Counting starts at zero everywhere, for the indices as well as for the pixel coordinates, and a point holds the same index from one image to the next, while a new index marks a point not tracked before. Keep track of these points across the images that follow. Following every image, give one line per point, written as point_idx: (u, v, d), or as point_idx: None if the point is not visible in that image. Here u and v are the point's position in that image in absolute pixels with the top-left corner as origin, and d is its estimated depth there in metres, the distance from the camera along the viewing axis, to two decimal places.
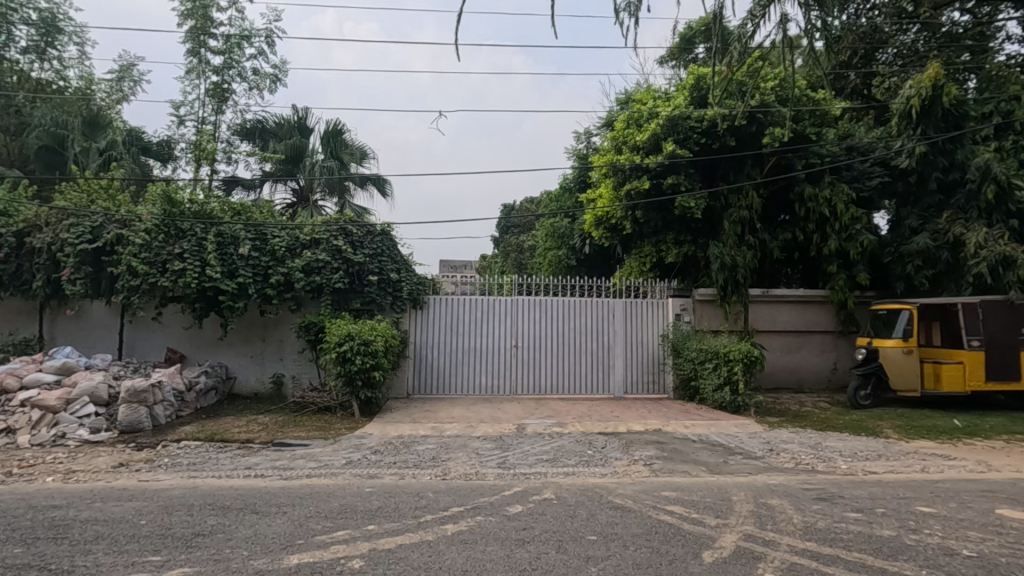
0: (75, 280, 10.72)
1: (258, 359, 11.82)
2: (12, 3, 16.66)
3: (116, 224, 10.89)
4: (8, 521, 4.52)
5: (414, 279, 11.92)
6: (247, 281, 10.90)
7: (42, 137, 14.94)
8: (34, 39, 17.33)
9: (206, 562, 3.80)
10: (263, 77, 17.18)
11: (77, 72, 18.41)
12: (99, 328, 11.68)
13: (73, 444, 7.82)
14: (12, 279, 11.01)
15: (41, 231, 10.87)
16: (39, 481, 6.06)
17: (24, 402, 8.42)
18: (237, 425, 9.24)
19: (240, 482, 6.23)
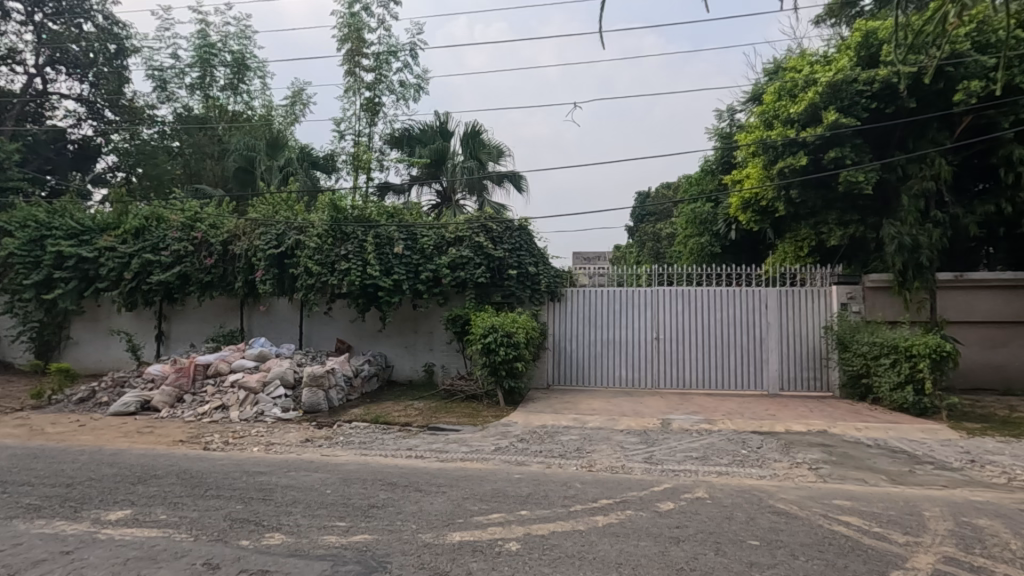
0: (266, 280, 12.51)
1: (412, 349, 12.84)
2: (213, 50, 20.05)
3: (295, 231, 12.50)
4: (230, 482, 5.44)
5: (552, 272, 12.10)
6: (401, 278, 11.84)
7: (238, 160, 17.58)
8: (229, 77, 20.51)
9: (382, 532, 4.22)
10: (409, 87, 18.52)
11: (261, 101, 21.42)
12: (285, 321, 13.54)
13: (270, 420, 9.17)
14: (221, 280, 13.14)
15: (240, 239, 12.81)
16: (248, 450, 7.20)
17: (233, 383, 10.05)
18: (397, 409, 10.14)
19: (403, 462, 6.82)
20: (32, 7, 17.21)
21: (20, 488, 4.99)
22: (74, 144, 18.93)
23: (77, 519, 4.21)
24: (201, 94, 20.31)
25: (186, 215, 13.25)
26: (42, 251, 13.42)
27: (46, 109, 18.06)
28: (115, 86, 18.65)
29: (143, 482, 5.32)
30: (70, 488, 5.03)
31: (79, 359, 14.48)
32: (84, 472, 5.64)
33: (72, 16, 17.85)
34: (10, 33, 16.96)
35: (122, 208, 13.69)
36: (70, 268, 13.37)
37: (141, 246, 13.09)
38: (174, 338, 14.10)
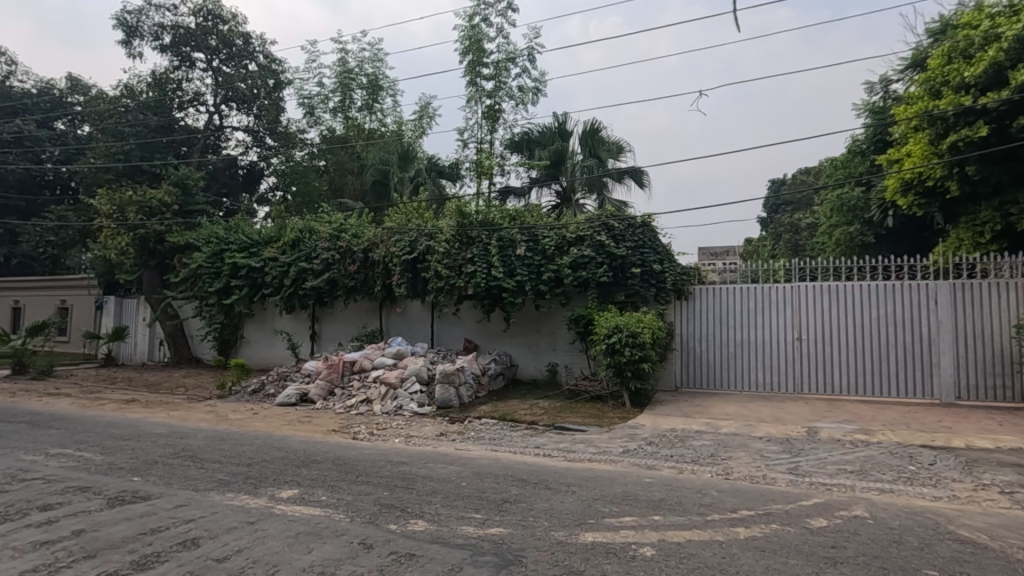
0: (401, 284, 13.46)
1: (535, 349, 13.04)
2: (351, 75, 22.08)
3: (426, 237, 13.29)
4: (377, 470, 5.93)
5: (678, 269, 11.61)
6: (524, 279, 12.09)
7: (374, 174, 19.08)
8: (365, 98, 22.41)
9: (516, 526, 4.34)
10: (527, 91, 18.87)
11: (392, 118, 23.12)
12: (418, 321, 14.47)
13: (408, 414, 9.84)
14: (362, 285, 14.38)
15: (378, 247, 13.91)
16: (390, 441, 7.80)
17: (375, 379, 10.93)
18: (523, 407, 10.36)
19: (532, 459, 6.95)
20: (211, 55, 20.17)
21: (213, 465, 5.87)
22: (243, 169, 21.87)
23: (257, 494, 4.85)
24: (342, 117, 22.44)
25: (333, 226, 14.69)
26: (222, 263, 15.69)
27: (222, 141, 21.04)
28: (273, 116, 21.32)
29: (306, 466, 5.99)
30: (250, 467, 5.81)
31: (251, 355, 16.69)
32: (260, 454, 6.49)
33: (240, 59, 20.63)
34: (195, 79, 20.07)
35: (281, 223, 15.54)
36: (242, 277, 15.45)
37: (298, 256, 14.76)
38: (324, 337, 15.71)
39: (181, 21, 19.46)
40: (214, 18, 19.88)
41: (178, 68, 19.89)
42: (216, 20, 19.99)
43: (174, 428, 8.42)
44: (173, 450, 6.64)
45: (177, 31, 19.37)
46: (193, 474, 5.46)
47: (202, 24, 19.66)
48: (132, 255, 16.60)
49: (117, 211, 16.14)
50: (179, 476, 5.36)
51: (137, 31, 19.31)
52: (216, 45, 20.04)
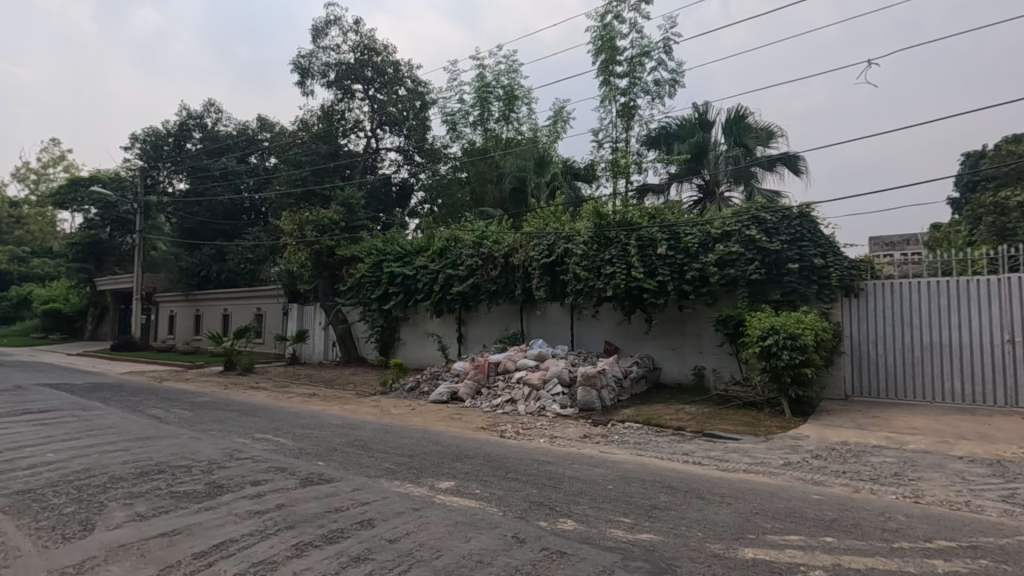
0: (540, 287, 13.75)
1: (680, 352, 12.49)
2: (489, 88, 23.13)
3: (563, 240, 13.43)
4: (525, 468, 6.13)
5: (845, 263, 10.36)
6: (665, 279, 11.66)
7: (512, 181, 19.73)
8: (502, 109, 23.34)
9: (668, 534, 4.20)
10: (664, 84, 18.23)
11: (528, 126, 23.75)
12: (558, 324, 14.67)
13: (551, 415, 10.01)
14: (503, 288, 14.94)
15: (517, 251, 14.35)
16: (535, 441, 8.01)
17: (519, 380, 11.29)
18: (668, 412, 9.98)
19: (680, 466, 6.68)
20: (367, 85, 22.46)
21: (380, 454, 6.52)
22: (396, 185, 24.04)
23: (420, 484, 5.28)
24: (481, 129, 23.61)
25: (476, 234, 15.48)
26: (381, 272, 17.35)
27: (378, 162, 23.29)
28: (421, 135, 23.22)
29: (459, 460, 6.39)
30: (412, 459, 6.35)
31: (407, 356, 18.22)
32: (419, 447, 7.07)
33: (391, 85, 22.70)
34: (356, 109, 22.48)
35: (430, 233, 16.76)
36: (398, 285, 16.92)
37: (445, 263, 15.80)
38: (470, 339, 16.61)
39: (343, 59, 21.95)
40: (369, 52, 22.11)
41: (341, 100, 22.42)
42: (371, 53, 22.21)
43: (347, 420, 9.49)
44: (348, 440, 7.50)
45: (340, 68, 21.83)
46: (366, 462, 6.11)
47: (360, 59, 21.97)
48: (310, 267, 19.05)
49: (297, 230, 18.61)
50: (355, 463, 6.04)
51: (309, 72, 22.15)
52: (371, 75, 22.27)
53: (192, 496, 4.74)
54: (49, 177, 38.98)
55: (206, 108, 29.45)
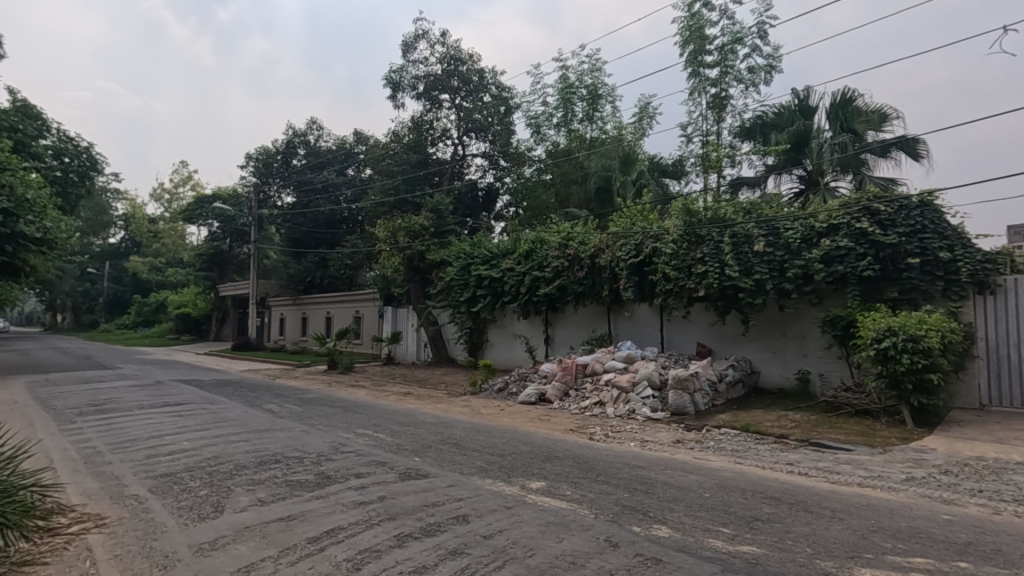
0: (628, 288, 13.48)
1: (781, 355, 11.73)
2: (572, 89, 23.06)
3: (652, 239, 13.07)
4: (616, 471, 6.04)
5: (977, 256, 9.25)
6: (764, 277, 11.00)
7: (597, 181, 19.53)
8: (586, 109, 23.21)
9: (772, 548, 3.97)
10: (758, 71, 17.25)
11: (612, 124, 23.43)
12: (647, 325, 14.30)
13: (641, 419, 9.76)
14: (590, 290, 14.82)
15: (604, 252, 14.15)
16: (626, 444, 7.87)
17: (607, 383, 11.14)
18: (769, 419, 9.40)
19: (784, 476, 6.28)
20: (454, 94, 23.19)
21: (472, 453, 6.71)
22: (483, 190, 24.62)
23: (512, 483, 5.37)
24: (565, 130, 23.60)
25: (561, 235, 15.46)
26: (469, 275, 17.81)
27: (465, 168, 23.97)
28: (505, 139, 23.64)
29: (549, 461, 6.43)
30: (503, 458, 6.48)
31: (494, 357, 18.56)
32: (509, 447, 7.19)
33: (476, 93, 23.30)
34: (443, 118, 23.27)
35: (516, 236, 16.98)
36: (486, 287, 17.28)
37: (531, 265, 15.93)
38: (557, 341, 16.62)
39: (431, 70, 22.83)
40: (455, 62, 22.83)
41: (429, 111, 23.31)
42: (457, 63, 22.93)
43: (440, 418, 9.85)
44: (442, 438, 7.78)
45: (428, 79, 22.73)
46: (459, 460, 6.31)
47: (447, 69, 22.75)
48: (403, 271, 19.97)
49: (391, 237, 19.56)
50: (449, 460, 6.26)
51: (400, 85, 23.24)
52: (457, 85, 22.97)
53: (304, 485, 5.14)
54: (179, 196, 43.83)
55: (309, 126, 31.80)
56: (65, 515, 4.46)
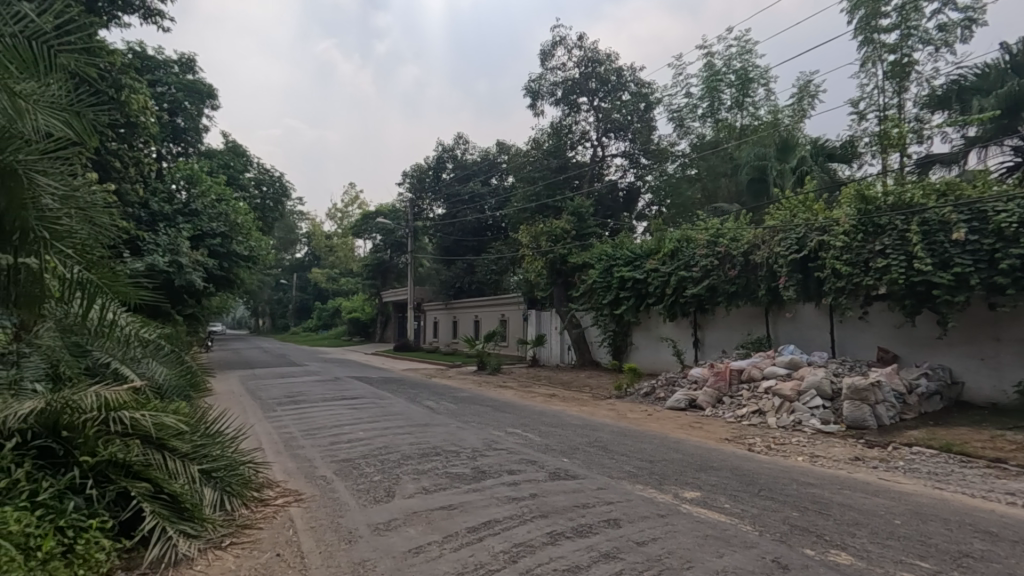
0: (790, 286, 12.28)
1: (993, 363, 9.79)
2: (719, 75, 21.70)
3: (817, 231, 11.77)
4: (782, 487, 5.53)
5: None
6: (966, 270, 9.31)
7: (750, 172, 18.16)
8: (735, 96, 21.74)
9: None
10: (952, 27, 14.70)
11: (767, 109, 21.64)
12: (814, 327, 12.89)
13: (810, 431, 8.81)
14: (745, 289, 13.78)
15: (760, 248, 13.05)
16: (792, 458, 7.15)
17: (768, 390, 10.24)
18: (979, 439, 7.90)
19: (1003, 508, 5.22)
20: (592, 96, 23.12)
21: (621, 457, 6.60)
22: (623, 190, 24.20)
23: (664, 491, 5.19)
24: (712, 121, 22.32)
25: (710, 232, 14.56)
26: (611, 277, 17.54)
27: (604, 169, 23.78)
28: (646, 136, 23.02)
29: (704, 471, 6.09)
30: (653, 464, 6.28)
31: (640, 360, 18.09)
32: (659, 453, 6.95)
33: (615, 92, 23.02)
34: (582, 121, 23.33)
35: (660, 236, 16.37)
36: (629, 289, 16.90)
37: (678, 265, 15.24)
38: (708, 344, 15.69)
39: (569, 75, 23.02)
40: (593, 63, 22.76)
41: (568, 115, 23.51)
42: (595, 65, 22.83)
43: (586, 421, 9.84)
44: (589, 440, 7.78)
45: (567, 84, 22.96)
46: (608, 463, 6.25)
47: (585, 72, 22.77)
48: (545, 275, 20.35)
49: (533, 242, 20.02)
50: (598, 463, 6.23)
51: (539, 94, 23.72)
52: (595, 86, 22.89)
53: (462, 478, 5.48)
54: (349, 214, 49.41)
55: (456, 141, 33.93)
56: (273, 488, 5.28)
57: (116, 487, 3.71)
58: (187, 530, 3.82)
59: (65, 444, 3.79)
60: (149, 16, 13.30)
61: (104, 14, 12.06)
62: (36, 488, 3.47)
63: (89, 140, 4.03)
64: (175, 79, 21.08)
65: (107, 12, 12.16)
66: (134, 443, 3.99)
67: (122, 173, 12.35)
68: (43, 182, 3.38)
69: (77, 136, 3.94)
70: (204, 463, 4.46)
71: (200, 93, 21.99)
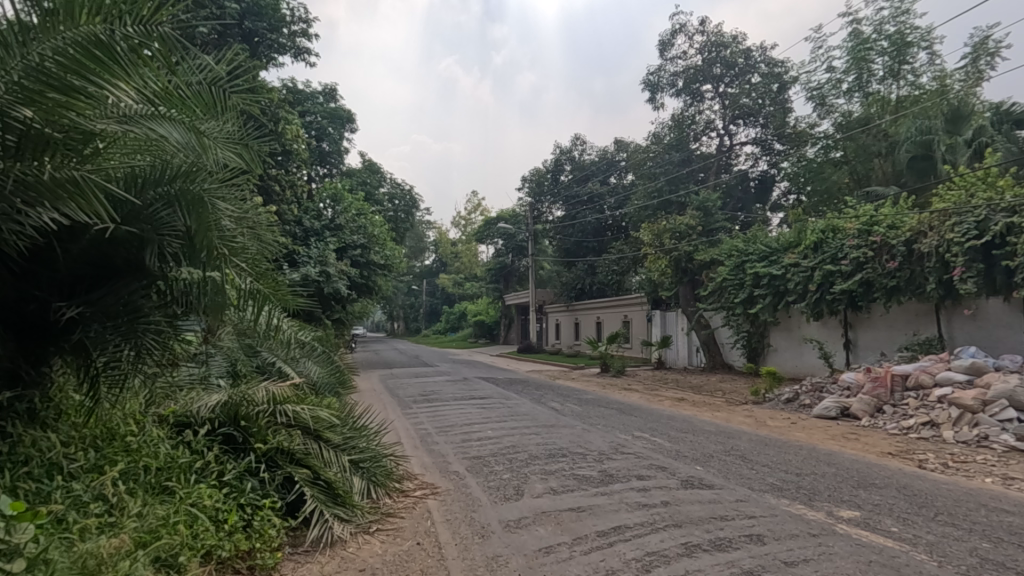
0: (969, 278, 10.52)
1: None
2: (868, 43, 19.38)
3: (1003, 213, 10.12)
4: (966, 512, 4.74)
5: None
6: None
7: (911, 148, 15.84)
8: (890, 64, 19.24)
9: None
10: None
11: (930, 75, 18.89)
12: (1002, 326, 10.95)
13: (1000, 448, 7.43)
14: (908, 283, 12.05)
15: (927, 236, 11.38)
16: (977, 479, 6.09)
17: (942, 399, 8.87)
18: None
19: None
20: (717, 83, 21.84)
21: (763, 468, 6.10)
22: (755, 180, 22.59)
23: (815, 507, 4.70)
24: (861, 95, 19.94)
25: (862, 220, 12.96)
26: (744, 273, 16.31)
27: (733, 159, 22.33)
28: (781, 120, 21.23)
29: (864, 488, 5.40)
30: (801, 478, 5.71)
31: (780, 363, 16.63)
32: (808, 466, 6.29)
33: (744, 75, 21.53)
34: (706, 109, 22.12)
35: (800, 227, 14.91)
36: (765, 286, 15.60)
37: (822, 258, 13.76)
38: (863, 346, 13.99)
39: (691, 63, 21.95)
40: (717, 48, 21.51)
41: (690, 105, 22.45)
42: (720, 49, 21.58)
43: (721, 427, 9.24)
44: (726, 448, 7.29)
45: (688, 73, 21.89)
46: (747, 474, 5.82)
47: (708, 57, 21.56)
48: (670, 274, 19.51)
49: (656, 239, 19.30)
50: (735, 473, 5.82)
51: (659, 86, 22.89)
52: (720, 71, 21.60)
53: (589, 480, 5.42)
54: (472, 221, 51.46)
55: (573, 142, 33.93)
56: (412, 480, 5.63)
57: (283, 471, 4.20)
58: (340, 514, 4.20)
59: (243, 432, 4.38)
60: (299, 55, 15.03)
61: (264, 57, 13.86)
62: (222, 469, 4.04)
63: (255, 167, 4.62)
64: (321, 108, 23.55)
65: (267, 56, 13.96)
66: (296, 433, 4.50)
67: (281, 195, 14.06)
68: (223, 206, 3.95)
69: (247, 165, 4.54)
70: (353, 453, 4.87)
71: (340, 119, 24.40)
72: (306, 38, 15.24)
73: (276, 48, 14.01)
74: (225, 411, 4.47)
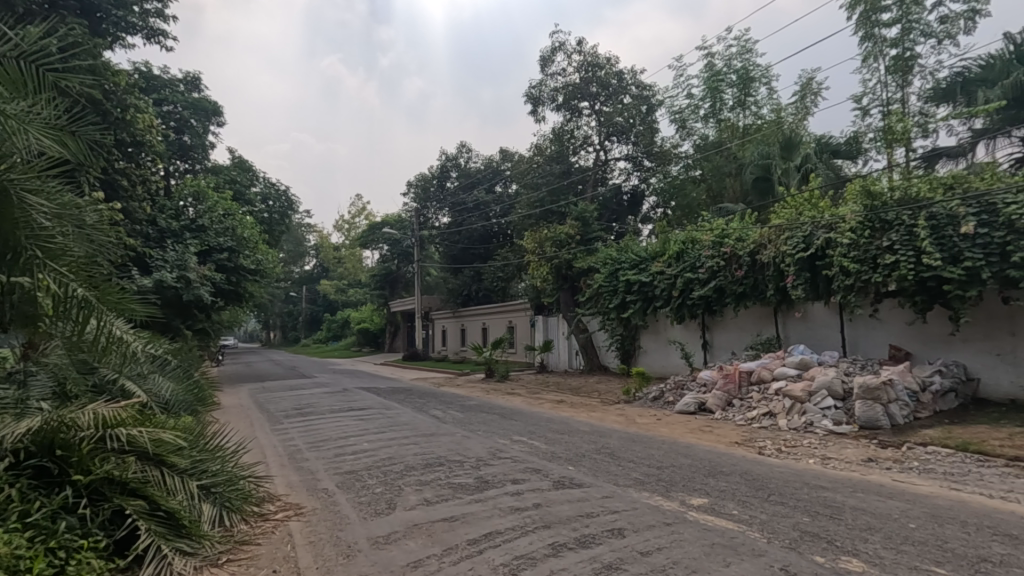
0: (798, 285, 12.17)
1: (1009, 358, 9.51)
2: (720, 75, 21.78)
3: (824, 229, 11.69)
4: (793, 491, 5.39)
5: None
6: (977, 264, 9.25)
7: (755, 171, 18.03)
8: (737, 95, 21.74)
9: None
10: (956, 18, 16.84)
11: (769, 107, 21.58)
12: (824, 327, 12.74)
13: (821, 432, 8.63)
14: (753, 289, 13.61)
15: (766, 248, 12.90)
16: (803, 461, 7.00)
17: (778, 391, 10.07)
18: (995, 436, 7.63)
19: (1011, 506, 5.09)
20: (593, 100, 22.99)
21: (630, 464, 6.49)
22: (628, 194, 23.88)
23: (670, 498, 5.09)
24: (715, 121, 22.32)
25: (715, 233, 14.38)
26: (617, 281, 17.36)
27: (608, 173, 23.49)
28: (649, 138, 22.97)
29: (714, 476, 5.96)
30: (661, 471, 6.16)
31: (649, 364, 17.94)
32: (669, 459, 6.81)
33: (616, 95, 22.90)
34: (584, 125, 23.24)
35: (665, 237, 16.21)
36: (635, 292, 16.74)
37: (683, 267, 15.10)
38: (718, 346, 15.55)
39: (569, 80, 22.92)
40: (593, 68, 22.61)
41: (569, 120, 23.37)
42: (595, 69, 22.78)
43: (595, 427, 9.70)
44: (598, 447, 7.66)
45: (567, 89, 22.77)
46: (614, 470, 6.16)
47: (585, 76, 22.66)
48: (552, 281, 20.27)
49: (539, 247, 19.93)
50: (604, 470, 6.14)
51: (540, 100, 23.64)
52: (596, 90, 22.75)
53: (465, 488, 5.39)
54: (356, 225, 49.60)
55: (459, 150, 34.05)
56: (274, 502, 5.24)
57: (111, 505, 3.69)
58: (183, 547, 3.76)
59: (61, 463, 3.76)
60: (153, 36, 13.47)
61: (108, 35, 12.23)
62: (28, 509, 3.43)
63: (86, 157, 4.03)
64: (181, 97, 21.33)
65: (111, 34, 12.33)
66: (131, 460, 3.99)
67: (130, 191, 12.50)
68: (36, 200, 3.39)
69: (74, 154, 3.94)
70: (202, 478, 4.42)
71: (205, 110, 22.21)
72: (161, 19, 13.72)
73: (123, 26, 12.45)
74: (36, 439, 3.78)
